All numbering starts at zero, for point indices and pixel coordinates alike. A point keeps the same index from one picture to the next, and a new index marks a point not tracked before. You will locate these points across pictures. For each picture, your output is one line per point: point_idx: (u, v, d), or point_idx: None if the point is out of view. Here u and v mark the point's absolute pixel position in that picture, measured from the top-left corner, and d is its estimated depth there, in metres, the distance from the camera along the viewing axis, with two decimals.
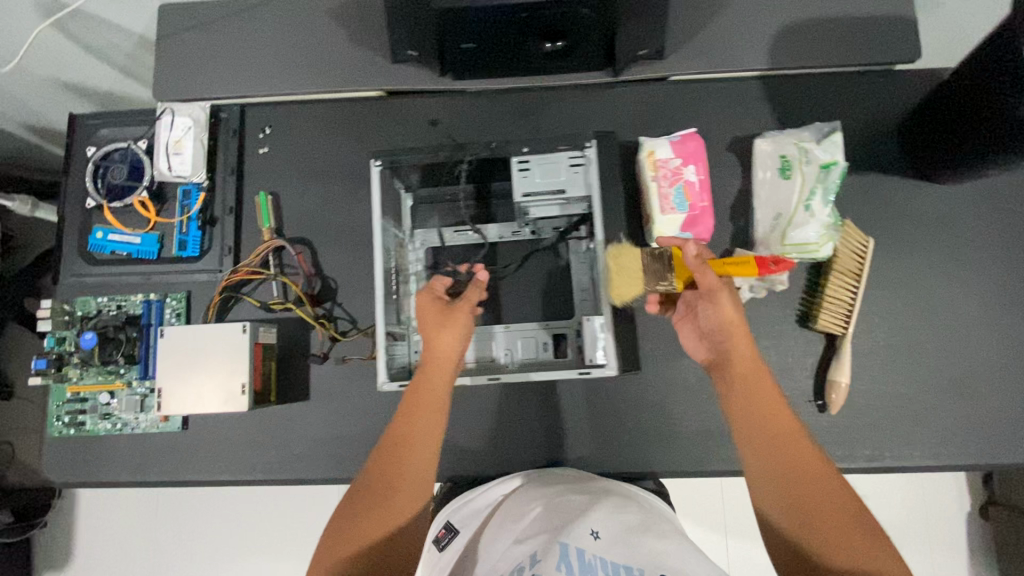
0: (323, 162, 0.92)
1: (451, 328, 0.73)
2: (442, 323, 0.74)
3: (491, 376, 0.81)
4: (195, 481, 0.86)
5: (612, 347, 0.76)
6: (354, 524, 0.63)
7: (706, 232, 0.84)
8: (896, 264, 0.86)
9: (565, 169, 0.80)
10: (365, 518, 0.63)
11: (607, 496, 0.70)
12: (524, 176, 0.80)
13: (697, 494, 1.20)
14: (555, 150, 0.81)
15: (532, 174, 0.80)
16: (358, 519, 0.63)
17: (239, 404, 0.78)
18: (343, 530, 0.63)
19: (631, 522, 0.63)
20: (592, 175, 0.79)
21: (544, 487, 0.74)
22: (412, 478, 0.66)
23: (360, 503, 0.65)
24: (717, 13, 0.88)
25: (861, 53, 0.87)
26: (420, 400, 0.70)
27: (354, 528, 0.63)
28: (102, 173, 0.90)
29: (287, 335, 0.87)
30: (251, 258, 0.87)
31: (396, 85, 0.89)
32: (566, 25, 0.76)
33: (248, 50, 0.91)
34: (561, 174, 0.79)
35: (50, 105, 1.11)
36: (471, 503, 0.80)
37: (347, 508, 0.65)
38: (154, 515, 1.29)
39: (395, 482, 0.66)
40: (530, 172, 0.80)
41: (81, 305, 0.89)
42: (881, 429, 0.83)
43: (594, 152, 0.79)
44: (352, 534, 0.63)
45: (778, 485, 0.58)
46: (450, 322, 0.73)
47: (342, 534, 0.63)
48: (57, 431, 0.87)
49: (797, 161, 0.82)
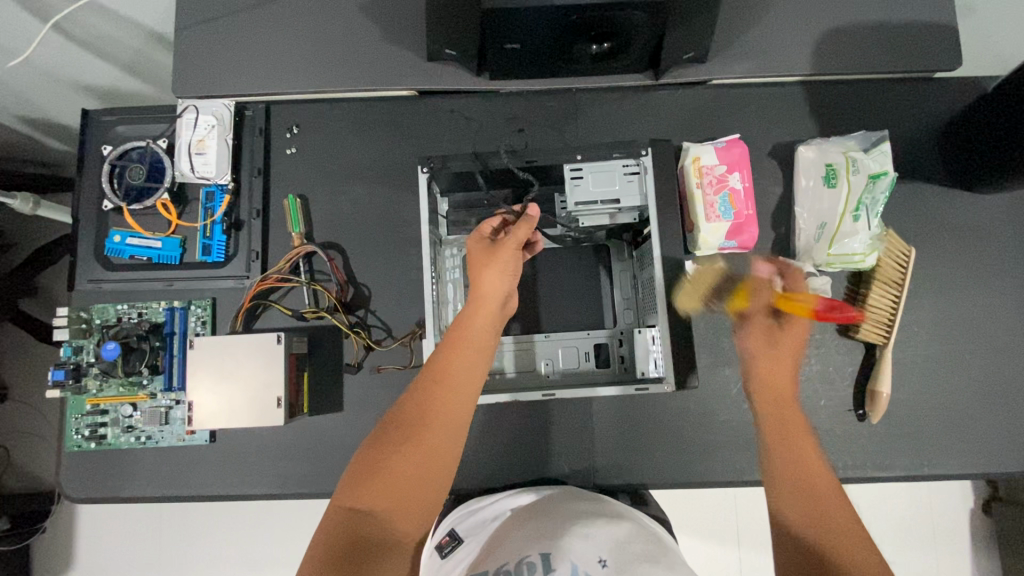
0: (354, 164, 0.89)
1: (499, 263, 0.69)
2: (488, 260, 0.70)
3: (545, 393, 0.77)
4: (223, 495, 0.83)
5: (667, 359, 0.75)
6: (375, 467, 0.56)
7: (751, 240, 0.83)
8: (935, 273, 0.86)
9: (619, 177, 0.79)
10: (393, 457, 0.56)
11: (622, 517, 0.66)
12: (576, 185, 0.79)
13: (717, 498, 1.20)
14: (607, 157, 0.79)
15: (585, 183, 0.79)
16: (380, 463, 0.56)
17: (274, 418, 0.75)
18: (364, 470, 0.56)
19: (640, 549, 0.59)
20: (649, 184, 0.78)
21: (554, 506, 0.69)
22: (450, 418, 0.59)
23: (385, 440, 0.58)
24: (764, 15, 0.85)
25: (907, 59, 0.85)
26: (463, 335, 0.65)
27: (378, 469, 0.55)
28: (119, 174, 0.85)
29: (318, 344, 0.84)
30: (281, 264, 0.84)
31: (431, 84, 0.86)
32: (617, 27, 0.73)
33: (273, 44, 0.86)
34: (616, 182, 0.79)
35: (51, 99, 1.05)
36: (479, 512, 0.77)
37: (371, 450, 0.57)
38: (153, 528, 1.23)
39: (429, 419, 0.59)
40: (583, 180, 0.79)
41: (99, 313, 0.85)
42: (919, 438, 0.83)
43: (651, 161, 0.78)
44: (376, 477, 0.55)
45: (799, 494, 0.54)
46: (497, 260, 0.69)
47: (362, 472, 0.56)
48: (76, 445, 0.83)
49: (844, 170, 0.82)
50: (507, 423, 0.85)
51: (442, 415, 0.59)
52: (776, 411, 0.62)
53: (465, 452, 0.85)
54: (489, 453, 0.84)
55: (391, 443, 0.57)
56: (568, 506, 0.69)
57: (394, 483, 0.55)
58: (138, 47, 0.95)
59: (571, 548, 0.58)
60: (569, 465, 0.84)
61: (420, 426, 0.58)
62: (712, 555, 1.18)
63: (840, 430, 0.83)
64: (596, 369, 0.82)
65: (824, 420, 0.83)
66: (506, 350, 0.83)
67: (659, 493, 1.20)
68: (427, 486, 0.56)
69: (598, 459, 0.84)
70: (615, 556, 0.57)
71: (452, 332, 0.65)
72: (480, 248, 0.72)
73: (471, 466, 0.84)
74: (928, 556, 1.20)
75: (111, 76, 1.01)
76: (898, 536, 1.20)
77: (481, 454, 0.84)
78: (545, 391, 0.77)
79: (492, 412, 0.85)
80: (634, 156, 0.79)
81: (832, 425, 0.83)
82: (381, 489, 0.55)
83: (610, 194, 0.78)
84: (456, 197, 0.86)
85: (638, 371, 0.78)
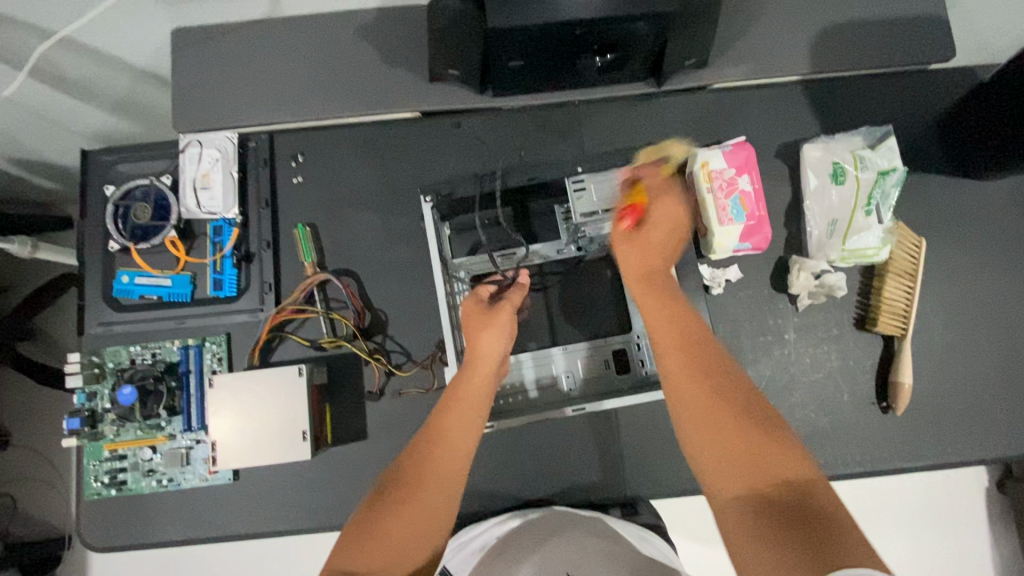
0: (362, 189, 0.88)
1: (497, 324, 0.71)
2: (485, 322, 0.71)
3: (575, 409, 0.79)
4: (249, 534, 0.81)
5: None
6: (367, 528, 0.54)
7: (763, 241, 0.83)
8: (945, 263, 0.87)
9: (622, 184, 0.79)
10: (385, 519, 0.54)
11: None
12: (581, 196, 0.78)
13: None
14: (607, 165, 0.80)
15: (587, 193, 0.78)
16: (375, 522, 0.54)
17: (300, 452, 0.74)
18: (356, 529, 0.54)
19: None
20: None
21: (534, 535, 0.68)
22: (444, 477, 0.58)
23: (380, 499, 0.56)
24: (762, 16, 0.86)
25: (902, 53, 0.87)
26: (458, 395, 0.65)
27: (371, 532, 0.53)
28: (124, 214, 0.84)
29: (338, 373, 0.83)
30: (295, 294, 0.83)
31: (434, 105, 0.86)
32: (621, 38, 0.74)
33: (272, 73, 0.85)
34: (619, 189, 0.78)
35: (44, 142, 1.03)
36: (467, 546, 0.76)
37: (368, 509, 0.56)
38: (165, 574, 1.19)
39: (426, 479, 0.58)
40: (586, 192, 0.78)
41: (110, 356, 0.83)
42: (942, 427, 0.84)
43: (651, 166, 0.79)
44: (370, 538, 0.53)
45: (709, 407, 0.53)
46: (493, 322, 0.71)
47: (355, 533, 0.54)
48: (96, 493, 0.81)
49: (853, 167, 0.82)
50: (535, 439, 0.85)
51: (438, 477, 0.58)
52: (664, 338, 0.60)
53: (493, 472, 0.84)
54: (517, 470, 0.84)
55: (386, 506, 0.55)
56: None
57: (391, 546, 0.53)
58: (131, 83, 0.93)
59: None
60: (598, 477, 0.84)
61: (417, 483, 0.57)
62: None
63: (864, 424, 0.84)
64: (618, 377, 0.82)
65: (848, 415, 0.84)
66: (522, 366, 0.81)
67: (673, 510, 1.14)
68: (421, 546, 0.54)
69: (627, 469, 0.84)
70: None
71: (449, 395, 0.66)
72: (480, 309, 0.73)
73: (501, 483, 0.84)
74: (945, 542, 1.21)
75: (103, 116, 1.00)
76: (918, 523, 1.21)
77: (509, 472, 0.84)
78: (573, 405, 0.79)
79: (518, 430, 0.85)
80: (633, 164, 0.80)
81: (857, 419, 0.84)
82: (373, 550, 0.52)
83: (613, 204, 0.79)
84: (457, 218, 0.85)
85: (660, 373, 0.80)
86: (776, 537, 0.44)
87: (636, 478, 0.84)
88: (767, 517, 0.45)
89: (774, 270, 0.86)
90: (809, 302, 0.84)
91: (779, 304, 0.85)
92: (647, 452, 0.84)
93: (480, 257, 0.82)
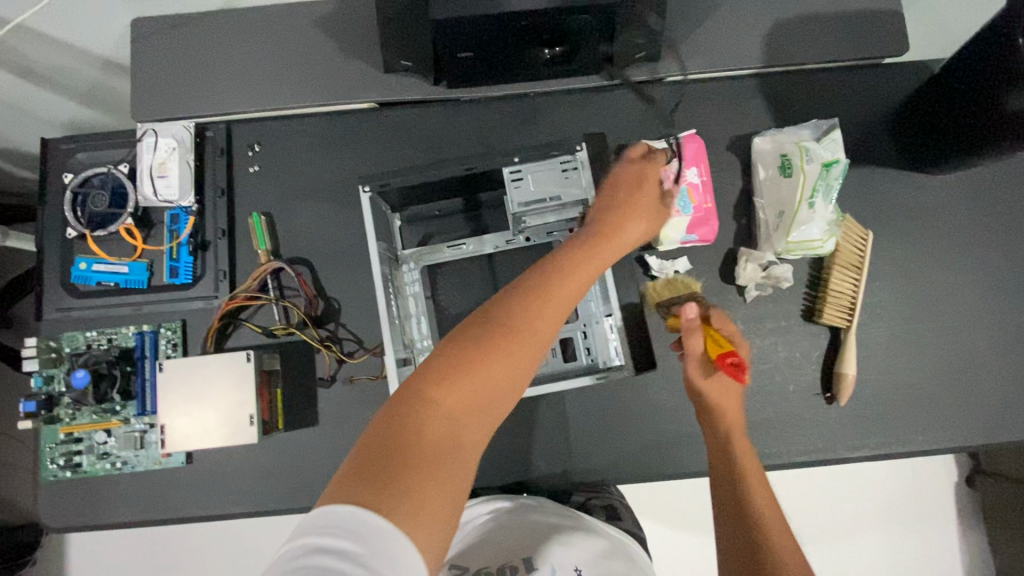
0: (318, 179, 0.89)
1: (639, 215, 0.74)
2: (640, 209, 0.75)
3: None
4: (202, 516, 0.83)
5: (623, 346, 0.82)
6: (469, 365, 0.52)
7: (711, 233, 0.85)
8: (894, 255, 0.88)
9: (558, 174, 0.83)
10: (489, 360, 0.52)
11: (599, 531, 0.71)
12: (518, 186, 0.82)
13: None
14: (546, 156, 0.84)
15: (525, 183, 0.82)
16: (478, 354, 0.52)
17: (248, 436, 0.76)
18: (450, 361, 0.52)
19: (614, 565, 0.66)
20: (588, 177, 0.83)
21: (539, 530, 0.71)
22: (542, 339, 0.56)
23: (477, 344, 0.53)
24: (715, 9, 0.86)
25: (854, 47, 0.87)
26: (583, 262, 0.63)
27: (464, 376, 0.51)
28: (82, 201, 0.85)
29: (290, 360, 0.84)
30: (249, 282, 0.84)
31: (389, 96, 0.86)
32: (566, 30, 0.74)
33: (230, 64, 0.86)
34: (555, 179, 0.83)
35: (14, 133, 1.04)
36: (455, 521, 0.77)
37: (466, 345, 0.53)
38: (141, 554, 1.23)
39: (528, 344, 0.55)
40: (524, 181, 0.82)
41: (68, 341, 0.85)
42: (887, 417, 0.85)
43: (585, 155, 0.83)
44: (468, 382, 0.51)
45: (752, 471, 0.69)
46: (644, 212, 0.75)
47: (449, 367, 0.52)
48: (52, 475, 0.83)
49: (798, 160, 0.82)
50: None
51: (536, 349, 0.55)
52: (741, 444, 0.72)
53: None
54: None
55: (483, 354, 0.53)
56: (550, 528, 0.71)
57: (484, 390, 0.52)
58: (95, 74, 0.94)
59: (551, 553, 0.67)
60: (546, 464, 0.85)
61: (519, 338, 0.54)
62: (704, 550, 1.13)
63: (809, 414, 0.85)
64: (564, 364, 0.84)
65: (793, 405, 0.85)
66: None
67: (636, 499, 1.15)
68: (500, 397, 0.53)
69: (574, 456, 0.85)
70: (591, 567, 0.65)
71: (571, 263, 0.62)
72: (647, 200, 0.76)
73: None
74: (911, 533, 1.22)
75: (70, 107, 1.01)
76: (883, 514, 1.22)
77: None
78: None
79: None
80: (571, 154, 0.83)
81: (802, 410, 0.85)
82: (461, 393, 0.51)
83: (549, 191, 0.82)
84: (408, 211, 0.88)
85: (601, 361, 0.83)
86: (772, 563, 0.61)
87: (584, 465, 0.85)
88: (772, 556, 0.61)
89: (725, 262, 0.87)
90: (756, 294, 0.85)
91: (728, 295, 0.86)
92: (595, 440, 0.85)
93: (432, 248, 0.86)
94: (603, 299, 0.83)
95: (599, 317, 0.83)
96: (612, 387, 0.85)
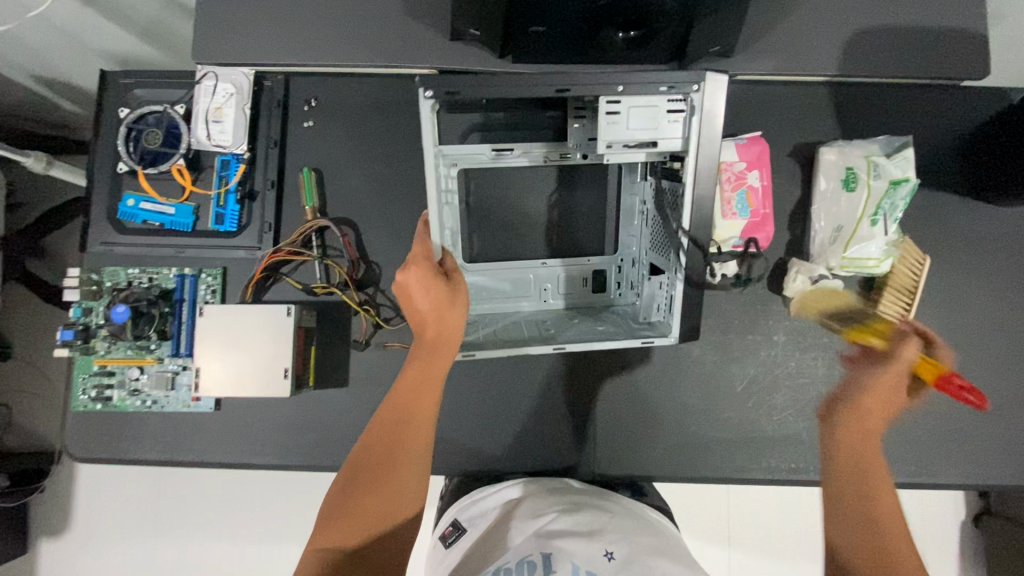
0: (370, 141, 0.88)
1: (436, 306, 0.65)
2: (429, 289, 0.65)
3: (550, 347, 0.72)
4: (224, 463, 0.84)
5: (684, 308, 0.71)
6: (348, 509, 0.60)
7: (766, 240, 0.83)
8: (949, 285, 0.86)
9: (664, 117, 0.67)
10: (356, 502, 0.61)
11: (625, 516, 0.65)
12: (613, 121, 0.67)
13: (704, 504, 1.16)
14: (653, 90, 0.66)
15: (621, 120, 0.67)
16: (351, 489, 0.61)
17: (281, 389, 0.76)
18: (334, 518, 0.60)
19: (645, 544, 0.59)
20: (693, 128, 0.67)
21: (557, 497, 0.69)
22: (413, 444, 0.64)
23: (350, 490, 0.62)
24: (798, 10, 0.83)
25: (941, 63, 0.83)
26: (416, 379, 0.66)
27: (347, 517, 0.60)
28: (134, 137, 0.85)
29: (325, 319, 0.84)
30: (293, 237, 0.84)
31: (451, 63, 0.84)
32: (647, 13, 0.72)
33: (293, 12, 0.83)
34: (658, 121, 0.67)
35: (70, 66, 1.04)
36: (480, 503, 0.75)
37: (344, 486, 0.62)
38: (153, 486, 1.28)
39: (406, 432, 0.64)
40: (619, 116, 0.67)
41: (109, 276, 0.85)
42: (919, 447, 0.84)
43: (702, 100, 0.66)
44: (367, 497, 0.61)
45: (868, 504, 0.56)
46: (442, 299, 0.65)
47: (332, 521, 0.60)
48: (83, 406, 0.84)
49: (865, 175, 0.80)
50: (513, 409, 0.85)
51: (420, 429, 0.65)
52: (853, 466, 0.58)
53: (467, 436, 0.85)
54: (490, 437, 0.85)
55: (367, 483, 0.62)
56: (572, 498, 0.69)
57: (372, 507, 0.61)
58: (156, 11, 0.93)
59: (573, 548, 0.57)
60: (569, 452, 0.85)
61: (383, 463, 0.63)
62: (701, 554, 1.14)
63: None
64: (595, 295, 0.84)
65: None
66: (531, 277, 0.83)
67: None
68: (394, 511, 0.61)
69: (599, 449, 0.84)
70: (621, 550, 0.57)
71: (407, 378, 0.66)
72: (433, 284, 0.65)
73: (470, 448, 0.85)
74: None
75: (127, 44, 1.00)
76: None
77: (482, 438, 0.85)
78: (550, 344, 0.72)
79: (498, 398, 0.85)
80: (682, 90, 0.66)
81: None
82: (356, 529, 0.60)
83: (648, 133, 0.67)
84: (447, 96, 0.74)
85: (642, 315, 0.79)
86: None
87: (606, 458, 0.84)
88: None
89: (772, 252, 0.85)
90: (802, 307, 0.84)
91: (772, 304, 0.85)
92: (621, 434, 0.85)
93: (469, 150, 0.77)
94: (650, 244, 0.78)
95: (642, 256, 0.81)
96: (643, 383, 0.85)
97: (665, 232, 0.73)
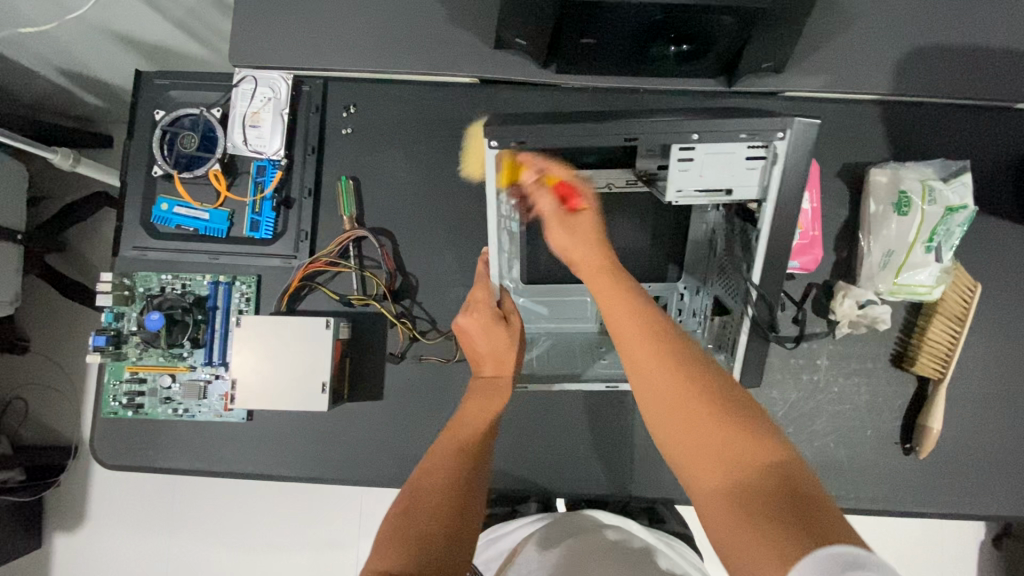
0: (408, 151, 0.86)
1: (497, 351, 0.74)
2: (489, 321, 0.74)
3: (608, 383, 0.77)
4: (253, 474, 0.82)
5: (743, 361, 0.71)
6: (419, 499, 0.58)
7: (813, 262, 0.81)
8: (999, 313, 0.84)
9: (739, 165, 0.61)
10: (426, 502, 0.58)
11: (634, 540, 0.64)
12: (684, 172, 0.63)
13: None
14: (732, 137, 0.59)
15: (695, 168, 0.62)
16: (426, 486, 0.60)
17: (319, 403, 0.74)
18: (402, 511, 0.57)
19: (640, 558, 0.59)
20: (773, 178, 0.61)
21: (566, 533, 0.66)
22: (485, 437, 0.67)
23: (423, 489, 0.60)
24: (857, 25, 0.80)
25: (1007, 84, 0.80)
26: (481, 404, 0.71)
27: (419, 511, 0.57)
28: (170, 140, 0.83)
29: (361, 331, 0.83)
30: (330, 246, 0.82)
31: (495, 72, 0.81)
32: (701, 29, 0.70)
33: (334, 14, 0.80)
34: (733, 170, 0.62)
35: (101, 63, 1.02)
36: (499, 541, 0.74)
37: (414, 490, 0.60)
38: (170, 485, 1.28)
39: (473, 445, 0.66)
40: (693, 164, 0.62)
41: (142, 281, 0.84)
42: (965, 478, 0.82)
43: (785, 151, 0.59)
44: (441, 493, 0.59)
45: (668, 398, 0.51)
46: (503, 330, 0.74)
47: (400, 518, 0.56)
48: (113, 412, 0.83)
49: (920, 199, 0.77)
50: (548, 427, 0.84)
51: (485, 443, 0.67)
52: (652, 373, 0.53)
53: (502, 453, 0.84)
54: (525, 455, 0.84)
55: (439, 480, 0.60)
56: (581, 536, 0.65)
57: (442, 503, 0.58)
58: (192, 9, 0.91)
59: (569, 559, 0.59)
60: (605, 473, 0.83)
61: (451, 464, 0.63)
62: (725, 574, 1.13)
63: (883, 462, 0.82)
64: None
65: (868, 450, 0.82)
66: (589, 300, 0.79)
67: None
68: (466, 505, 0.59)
69: (635, 470, 0.83)
70: None
71: (469, 408, 0.71)
72: (493, 320, 0.74)
73: (505, 465, 0.83)
74: None
75: (159, 41, 0.98)
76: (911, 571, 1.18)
77: (516, 456, 0.84)
78: (608, 380, 0.77)
79: (533, 415, 0.84)
80: (764, 138, 0.59)
81: (876, 457, 0.82)
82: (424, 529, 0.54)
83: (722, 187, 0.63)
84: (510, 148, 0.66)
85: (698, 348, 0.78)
86: (759, 516, 0.43)
87: (643, 479, 0.83)
88: (757, 524, 0.43)
89: (828, 283, 0.83)
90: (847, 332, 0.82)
91: (817, 328, 0.83)
92: (658, 456, 0.83)
93: None
94: (717, 276, 0.75)
95: (707, 285, 0.77)
96: None
97: (734, 272, 0.71)
